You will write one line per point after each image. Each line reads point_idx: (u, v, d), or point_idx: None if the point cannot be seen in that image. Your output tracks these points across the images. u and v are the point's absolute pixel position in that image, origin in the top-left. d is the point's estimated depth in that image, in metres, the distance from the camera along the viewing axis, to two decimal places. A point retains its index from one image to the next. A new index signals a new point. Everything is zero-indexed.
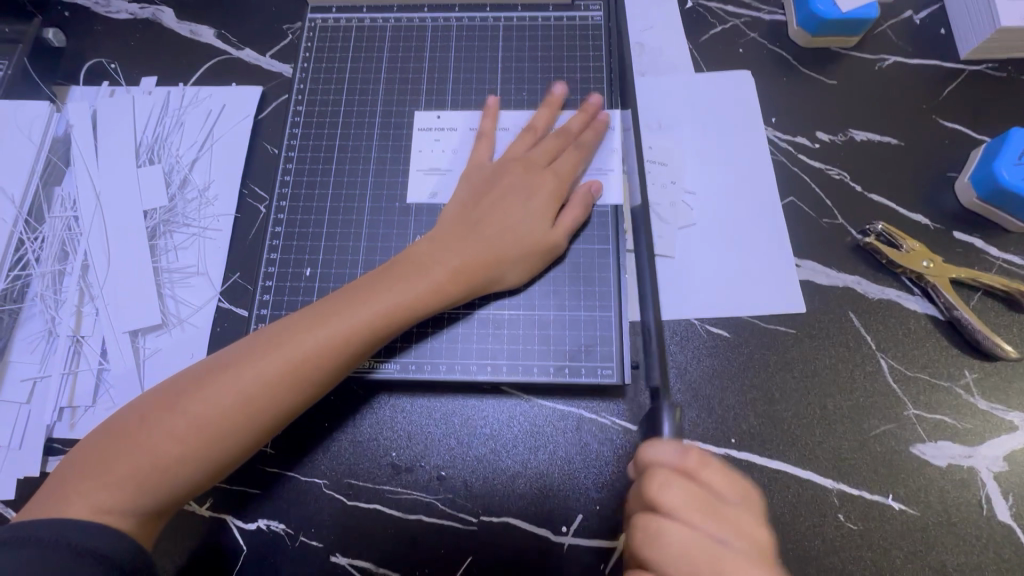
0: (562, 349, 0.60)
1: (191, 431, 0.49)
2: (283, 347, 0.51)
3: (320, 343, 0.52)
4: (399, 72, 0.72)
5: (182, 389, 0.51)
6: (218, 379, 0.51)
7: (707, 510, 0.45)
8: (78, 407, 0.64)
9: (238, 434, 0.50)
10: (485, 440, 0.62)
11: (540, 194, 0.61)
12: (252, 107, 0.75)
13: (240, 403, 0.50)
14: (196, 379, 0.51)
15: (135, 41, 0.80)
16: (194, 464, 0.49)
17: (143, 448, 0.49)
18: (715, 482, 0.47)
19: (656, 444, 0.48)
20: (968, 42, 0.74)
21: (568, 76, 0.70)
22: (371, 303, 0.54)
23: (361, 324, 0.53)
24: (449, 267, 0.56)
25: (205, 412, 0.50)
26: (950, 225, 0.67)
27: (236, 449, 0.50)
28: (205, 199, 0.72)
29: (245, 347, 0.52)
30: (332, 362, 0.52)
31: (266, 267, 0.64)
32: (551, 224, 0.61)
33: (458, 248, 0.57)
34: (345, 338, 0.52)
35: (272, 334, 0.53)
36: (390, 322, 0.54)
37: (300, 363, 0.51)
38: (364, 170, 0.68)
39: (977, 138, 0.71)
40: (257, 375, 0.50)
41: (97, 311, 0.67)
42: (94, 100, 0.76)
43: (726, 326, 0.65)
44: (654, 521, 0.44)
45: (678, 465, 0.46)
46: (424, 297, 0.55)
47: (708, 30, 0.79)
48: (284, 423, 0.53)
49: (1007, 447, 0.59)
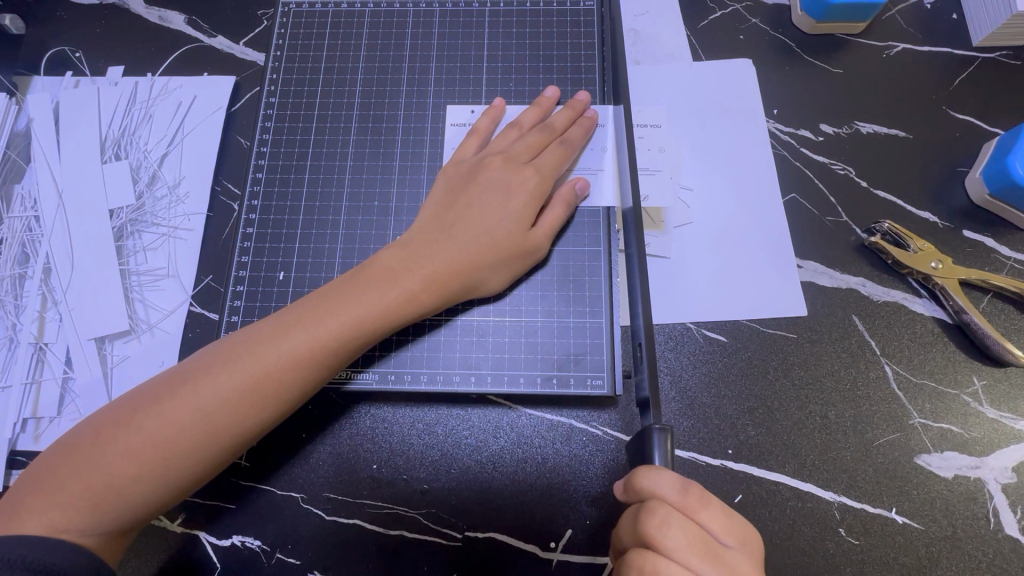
0: (549, 357, 0.57)
1: (151, 448, 0.46)
2: (247, 359, 0.48)
3: (287, 354, 0.49)
4: (378, 61, 0.68)
5: (139, 404, 0.48)
6: (178, 393, 0.48)
7: (706, 553, 0.42)
8: (43, 418, 0.60)
9: (200, 451, 0.47)
10: (470, 451, 0.59)
11: (521, 192, 0.57)
12: (224, 99, 0.71)
13: (204, 418, 0.47)
14: (154, 393, 0.48)
15: (100, 28, 0.75)
16: (153, 482, 0.46)
17: (98, 466, 0.46)
18: (717, 523, 0.43)
19: (654, 472, 0.42)
20: (981, 28, 0.70)
21: (558, 65, 0.66)
22: (340, 311, 0.50)
23: (330, 334, 0.50)
24: (424, 272, 0.53)
25: (166, 427, 0.47)
26: (959, 224, 0.64)
27: (199, 466, 0.47)
28: (175, 197, 0.68)
29: (209, 358, 0.49)
30: (300, 375, 0.49)
31: (238, 270, 0.61)
32: (534, 225, 0.57)
33: (434, 253, 0.54)
34: (313, 349, 0.49)
35: (238, 344, 0.50)
36: (363, 331, 0.51)
37: (265, 375, 0.48)
38: (341, 166, 0.64)
39: (988, 131, 0.67)
40: (220, 388, 0.47)
41: (61, 317, 0.64)
42: (56, 92, 0.72)
43: (724, 331, 0.62)
44: (650, 560, 0.41)
45: (678, 502, 0.42)
46: (398, 305, 0.52)
47: (706, 16, 0.74)
48: (250, 439, 0.49)
49: (1016, 457, 0.57)
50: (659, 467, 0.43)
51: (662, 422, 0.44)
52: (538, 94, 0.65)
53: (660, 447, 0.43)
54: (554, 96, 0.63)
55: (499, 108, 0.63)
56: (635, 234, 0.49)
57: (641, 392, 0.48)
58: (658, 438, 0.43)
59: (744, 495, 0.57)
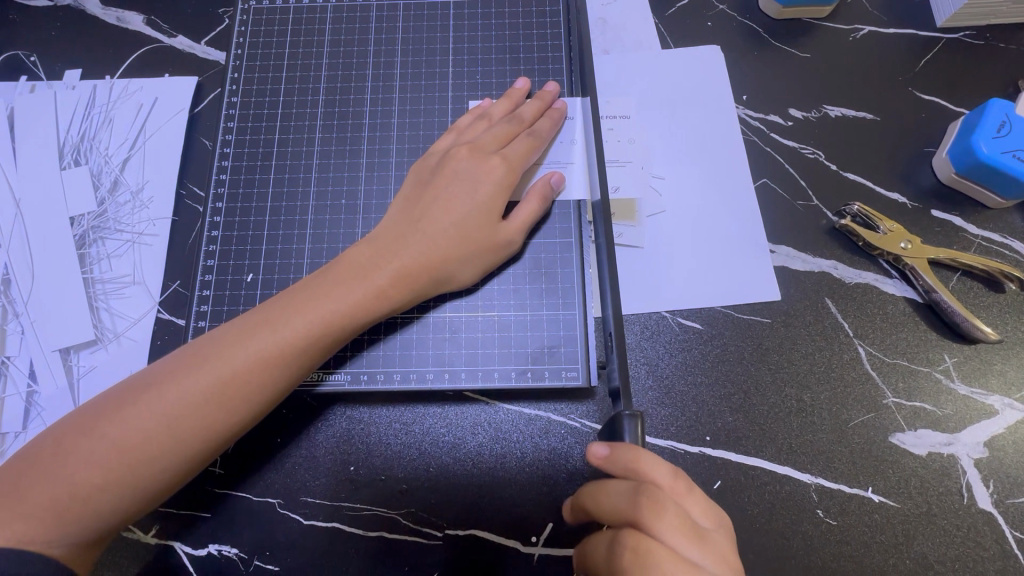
0: (524, 352, 0.57)
1: (114, 456, 0.45)
2: (213, 361, 0.47)
3: (255, 355, 0.48)
4: (343, 57, 0.66)
5: (103, 411, 0.47)
6: (142, 399, 0.47)
7: (695, 538, 0.43)
8: (7, 434, 0.59)
9: (168, 456, 0.46)
10: (448, 449, 0.59)
11: (488, 183, 0.56)
12: (186, 100, 0.70)
13: (169, 424, 0.46)
14: (117, 399, 0.47)
15: (55, 30, 0.73)
16: (117, 491, 0.45)
17: (62, 474, 0.45)
18: (698, 510, 0.45)
19: (649, 456, 0.44)
20: (944, 8, 0.70)
21: (525, 57, 0.66)
22: (308, 310, 0.50)
23: (298, 334, 0.49)
24: (394, 268, 0.52)
25: (130, 433, 0.46)
26: (928, 203, 0.65)
27: (166, 473, 0.46)
28: (138, 202, 0.66)
29: (173, 362, 0.48)
30: (268, 375, 0.48)
31: (204, 274, 0.60)
32: (504, 219, 0.56)
33: (406, 250, 0.53)
34: (280, 350, 0.48)
35: (202, 347, 0.49)
36: (332, 330, 0.50)
37: (231, 378, 0.47)
38: (307, 165, 0.63)
39: (953, 111, 0.68)
40: (185, 392, 0.46)
41: (23, 329, 0.62)
42: (11, 97, 0.70)
43: (699, 318, 0.62)
44: (645, 542, 0.42)
45: (670, 488, 0.45)
46: (367, 302, 0.51)
47: (673, 3, 0.74)
48: (221, 444, 0.48)
49: (987, 432, 0.58)
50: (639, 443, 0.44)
51: (632, 408, 0.45)
52: (508, 86, 0.64)
53: (631, 429, 0.44)
54: (523, 87, 0.62)
55: (481, 107, 0.62)
56: (602, 223, 0.49)
57: (615, 382, 0.48)
58: (627, 423, 0.45)
59: (722, 481, 0.57)
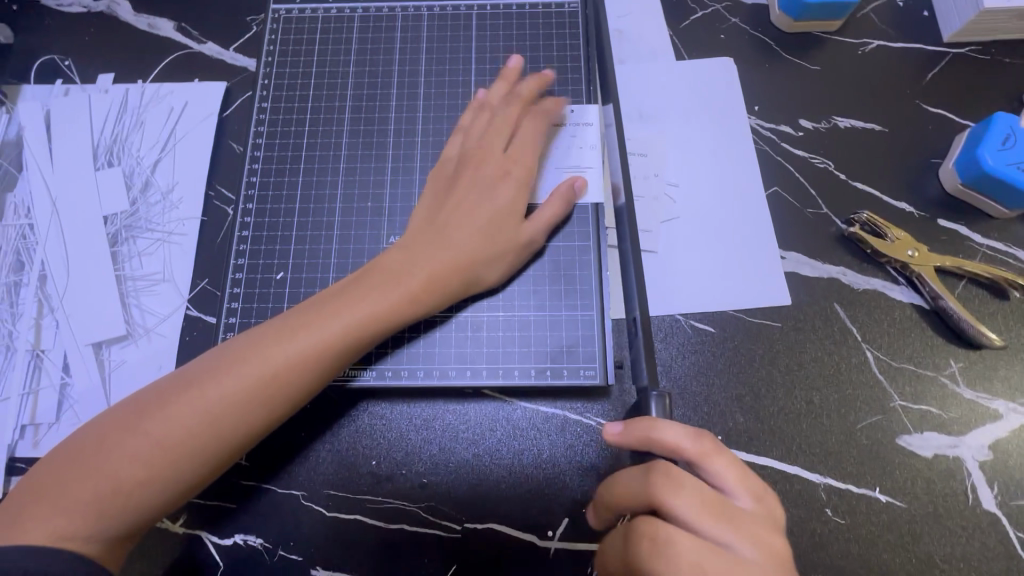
0: (543, 351, 0.59)
1: (157, 452, 0.47)
2: (251, 361, 0.49)
3: (291, 355, 0.50)
4: (369, 64, 0.69)
5: (143, 408, 0.49)
6: (183, 396, 0.49)
7: (719, 512, 0.44)
8: (41, 424, 0.61)
9: (206, 453, 0.48)
10: (467, 444, 0.61)
11: (508, 188, 0.59)
12: (215, 103, 0.72)
13: (209, 422, 0.48)
14: (158, 397, 0.49)
15: (89, 36, 0.75)
16: (158, 486, 0.47)
17: (104, 470, 0.47)
18: (727, 475, 0.45)
19: (666, 425, 0.47)
20: (951, 23, 0.73)
21: (545, 67, 0.68)
22: (342, 313, 0.52)
23: (333, 336, 0.51)
24: (425, 273, 0.54)
25: (172, 430, 0.47)
26: (935, 213, 0.67)
27: (205, 467, 0.48)
28: (169, 202, 0.68)
29: (212, 362, 0.50)
30: (302, 376, 0.50)
31: (234, 273, 0.62)
32: (525, 221, 0.59)
33: (435, 255, 0.55)
34: (315, 351, 0.50)
35: (240, 347, 0.51)
36: (364, 333, 0.52)
37: (270, 378, 0.49)
38: (334, 169, 0.65)
39: (960, 123, 0.70)
40: (225, 390, 0.48)
41: (57, 324, 0.64)
42: (47, 99, 0.72)
43: (711, 321, 0.64)
44: (661, 521, 0.44)
45: (691, 452, 0.45)
46: (398, 306, 0.53)
47: (688, 16, 0.76)
48: (254, 442, 0.50)
49: (992, 435, 0.59)
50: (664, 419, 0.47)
51: (658, 388, 0.50)
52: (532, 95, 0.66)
53: (659, 405, 0.49)
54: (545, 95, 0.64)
55: None
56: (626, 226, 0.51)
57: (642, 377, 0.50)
58: (655, 402, 0.50)
59: None
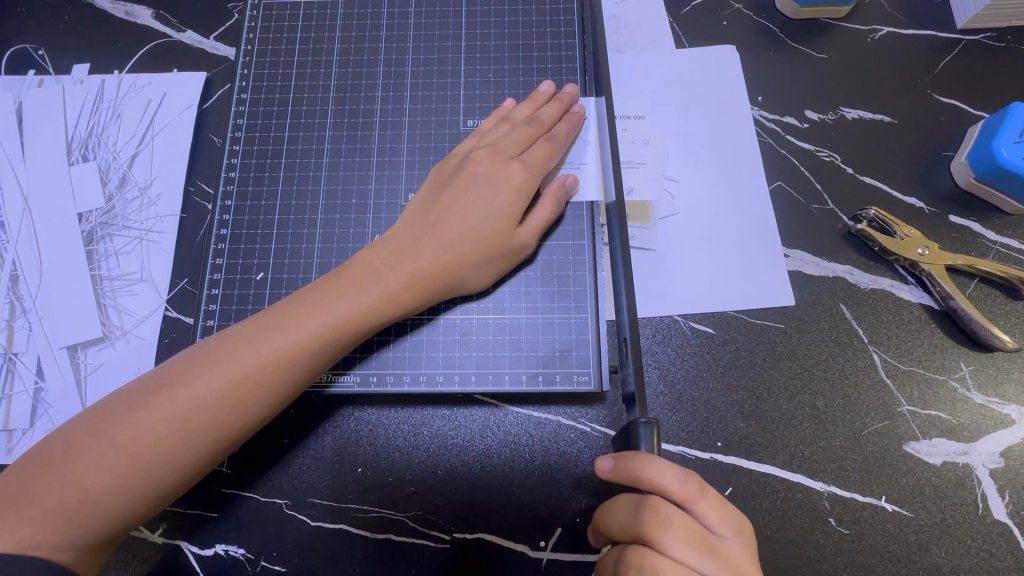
0: (535, 355, 0.56)
1: (124, 459, 0.45)
2: (223, 363, 0.47)
3: (267, 357, 0.47)
4: (353, 54, 0.66)
5: (112, 413, 0.46)
6: (153, 401, 0.46)
7: (707, 550, 0.43)
8: (15, 430, 0.59)
9: (177, 459, 0.46)
10: (456, 451, 0.58)
11: (506, 188, 0.55)
12: (195, 95, 0.69)
13: (180, 427, 0.46)
14: (128, 401, 0.47)
15: (63, 24, 0.72)
16: (127, 495, 0.45)
17: (70, 477, 0.44)
18: (714, 516, 0.44)
19: (658, 466, 0.44)
20: (964, 9, 0.69)
21: (538, 56, 0.65)
22: (320, 312, 0.49)
23: (311, 336, 0.48)
24: (409, 272, 0.52)
25: (140, 436, 0.45)
26: (946, 208, 0.64)
27: (176, 475, 0.46)
28: (147, 199, 0.66)
29: (184, 364, 0.48)
30: (278, 378, 0.48)
31: (213, 273, 0.59)
32: (519, 223, 0.55)
33: (420, 254, 0.53)
34: (292, 352, 0.48)
35: (213, 349, 0.48)
36: (342, 333, 0.49)
37: (244, 381, 0.47)
38: (317, 164, 0.62)
39: (973, 114, 0.67)
40: (196, 395, 0.46)
41: (30, 326, 0.61)
42: (19, 91, 0.69)
43: (711, 322, 0.61)
44: (650, 560, 0.43)
45: (681, 494, 0.44)
46: (379, 306, 0.51)
47: (688, 2, 0.73)
48: (228, 448, 0.48)
49: (1005, 442, 0.57)
50: (652, 456, 0.44)
51: (648, 416, 0.45)
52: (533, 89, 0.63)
53: (648, 437, 0.45)
54: (548, 91, 0.61)
55: (505, 109, 0.61)
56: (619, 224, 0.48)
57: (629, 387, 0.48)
58: (643, 431, 0.45)
59: (734, 488, 0.56)
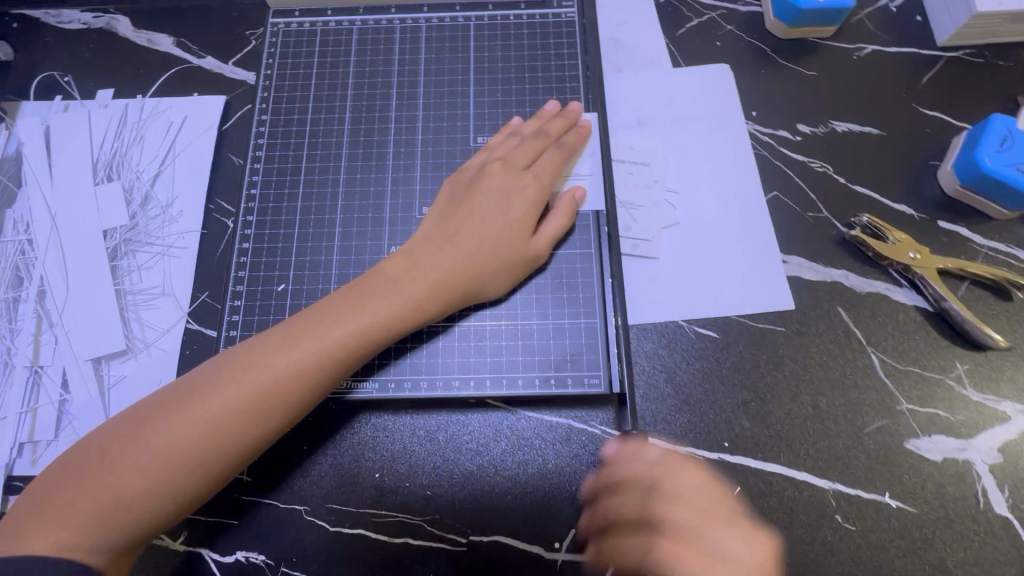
0: (546, 359, 0.58)
1: (159, 463, 0.46)
2: (254, 369, 0.49)
3: (294, 364, 0.49)
4: (367, 76, 0.69)
5: (146, 418, 0.48)
6: (186, 406, 0.48)
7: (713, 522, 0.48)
8: (39, 442, 0.60)
9: (207, 464, 0.47)
10: (471, 455, 0.60)
11: (520, 199, 0.59)
12: (215, 116, 0.72)
13: (213, 432, 0.47)
14: (162, 406, 0.48)
15: (89, 52, 0.76)
16: (160, 498, 0.47)
17: (108, 481, 0.46)
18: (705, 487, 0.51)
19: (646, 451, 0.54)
20: (945, 27, 0.73)
21: (543, 76, 0.68)
22: (345, 320, 0.51)
23: (337, 346, 0.51)
24: (428, 280, 0.54)
25: (175, 440, 0.47)
26: (935, 215, 0.67)
27: (209, 479, 0.48)
28: (169, 215, 0.68)
29: (215, 371, 0.50)
30: (306, 384, 0.50)
31: (234, 285, 0.61)
32: (534, 232, 0.59)
33: (440, 268, 0.55)
34: (318, 359, 0.50)
35: (244, 355, 0.50)
36: (365, 343, 0.51)
37: (273, 386, 0.49)
38: (334, 180, 0.65)
39: (957, 126, 0.70)
40: (228, 400, 0.48)
41: (56, 339, 0.63)
42: (47, 115, 0.72)
43: (715, 326, 0.63)
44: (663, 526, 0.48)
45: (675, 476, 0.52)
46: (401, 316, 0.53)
47: (684, 24, 0.77)
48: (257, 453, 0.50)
49: (1002, 438, 0.59)
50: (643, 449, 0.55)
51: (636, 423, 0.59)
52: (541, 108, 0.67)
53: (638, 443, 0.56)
54: (554, 108, 0.65)
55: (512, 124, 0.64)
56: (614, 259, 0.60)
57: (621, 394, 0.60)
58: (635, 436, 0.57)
59: (741, 487, 0.58)
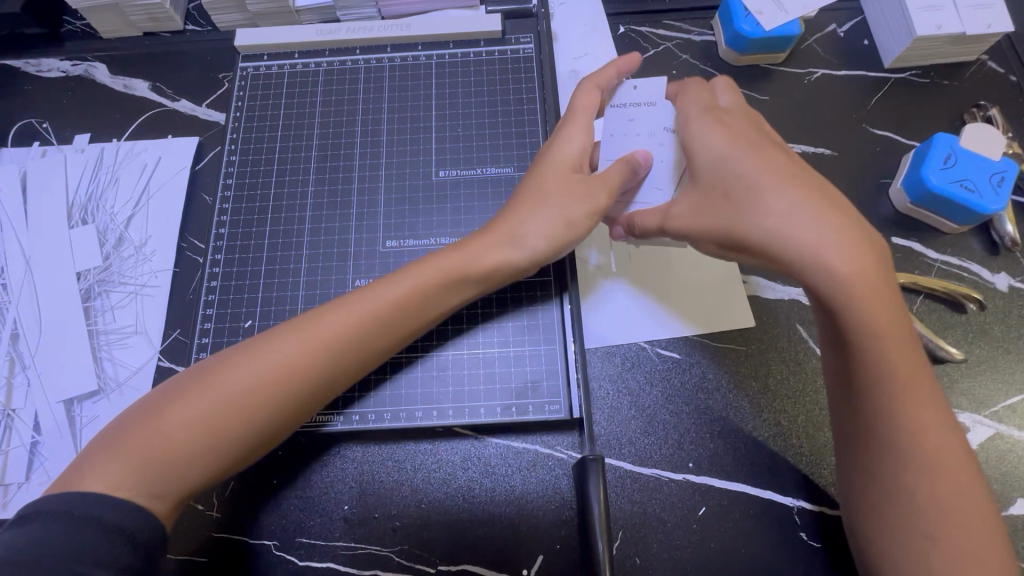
0: (508, 388, 0.60)
1: (212, 455, 0.48)
2: (288, 379, 0.50)
3: (289, 377, 0.51)
4: (333, 116, 0.71)
5: (139, 426, 0.48)
6: (157, 418, 0.48)
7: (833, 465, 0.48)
8: (10, 484, 0.61)
9: (165, 487, 0.46)
10: (439, 484, 0.60)
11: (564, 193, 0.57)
12: (188, 158, 0.74)
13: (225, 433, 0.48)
14: (144, 414, 0.49)
15: (67, 99, 0.78)
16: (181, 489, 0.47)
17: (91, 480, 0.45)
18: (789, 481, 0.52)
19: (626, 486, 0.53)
20: (889, 51, 0.76)
21: (503, 110, 0.71)
22: (339, 335, 0.52)
23: (286, 370, 0.51)
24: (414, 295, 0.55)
25: (212, 436, 0.48)
26: (888, 231, 0.68)
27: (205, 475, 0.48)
28: (142, 255, 0.70)
29: (193, 386, 0.50)
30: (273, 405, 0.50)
31: (203, 322, 0.63)
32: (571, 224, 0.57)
33: (404, 294, 0.55)
34: (290, 377, 0.51)
35: (313, 363, 0.51)
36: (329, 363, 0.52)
37: (269, 393, 0.50)
38: (301, 217, 0.67)
39: (906, 144, 0.73)
40: (261, 400, 0.49)
41: (29, 382, 0.64)
42: (24, 161, 0.74)
43: (677, 347, 0.65)
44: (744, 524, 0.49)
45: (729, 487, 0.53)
46: (373, 333, 0.53)
47: (640, 55, 0.80)
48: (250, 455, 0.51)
49: None
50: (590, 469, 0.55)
51: (595, 454, 0.55)
52: (500, 143, 0.69)
53: (596, 472, 0.54)
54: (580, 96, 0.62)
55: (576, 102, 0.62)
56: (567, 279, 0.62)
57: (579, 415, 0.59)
58: (593, 466, 0.54)
59: (707, 507, 0.58)
